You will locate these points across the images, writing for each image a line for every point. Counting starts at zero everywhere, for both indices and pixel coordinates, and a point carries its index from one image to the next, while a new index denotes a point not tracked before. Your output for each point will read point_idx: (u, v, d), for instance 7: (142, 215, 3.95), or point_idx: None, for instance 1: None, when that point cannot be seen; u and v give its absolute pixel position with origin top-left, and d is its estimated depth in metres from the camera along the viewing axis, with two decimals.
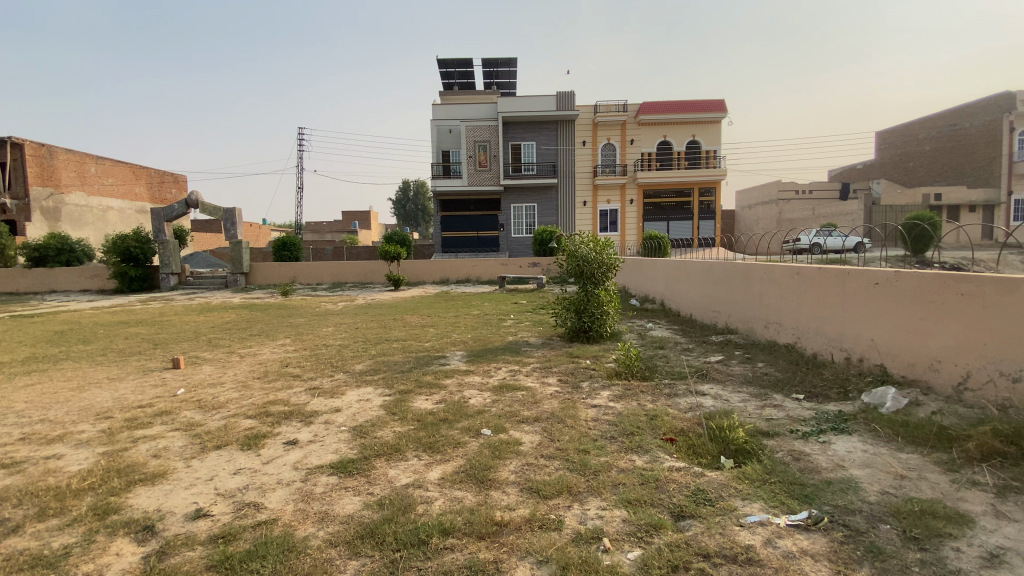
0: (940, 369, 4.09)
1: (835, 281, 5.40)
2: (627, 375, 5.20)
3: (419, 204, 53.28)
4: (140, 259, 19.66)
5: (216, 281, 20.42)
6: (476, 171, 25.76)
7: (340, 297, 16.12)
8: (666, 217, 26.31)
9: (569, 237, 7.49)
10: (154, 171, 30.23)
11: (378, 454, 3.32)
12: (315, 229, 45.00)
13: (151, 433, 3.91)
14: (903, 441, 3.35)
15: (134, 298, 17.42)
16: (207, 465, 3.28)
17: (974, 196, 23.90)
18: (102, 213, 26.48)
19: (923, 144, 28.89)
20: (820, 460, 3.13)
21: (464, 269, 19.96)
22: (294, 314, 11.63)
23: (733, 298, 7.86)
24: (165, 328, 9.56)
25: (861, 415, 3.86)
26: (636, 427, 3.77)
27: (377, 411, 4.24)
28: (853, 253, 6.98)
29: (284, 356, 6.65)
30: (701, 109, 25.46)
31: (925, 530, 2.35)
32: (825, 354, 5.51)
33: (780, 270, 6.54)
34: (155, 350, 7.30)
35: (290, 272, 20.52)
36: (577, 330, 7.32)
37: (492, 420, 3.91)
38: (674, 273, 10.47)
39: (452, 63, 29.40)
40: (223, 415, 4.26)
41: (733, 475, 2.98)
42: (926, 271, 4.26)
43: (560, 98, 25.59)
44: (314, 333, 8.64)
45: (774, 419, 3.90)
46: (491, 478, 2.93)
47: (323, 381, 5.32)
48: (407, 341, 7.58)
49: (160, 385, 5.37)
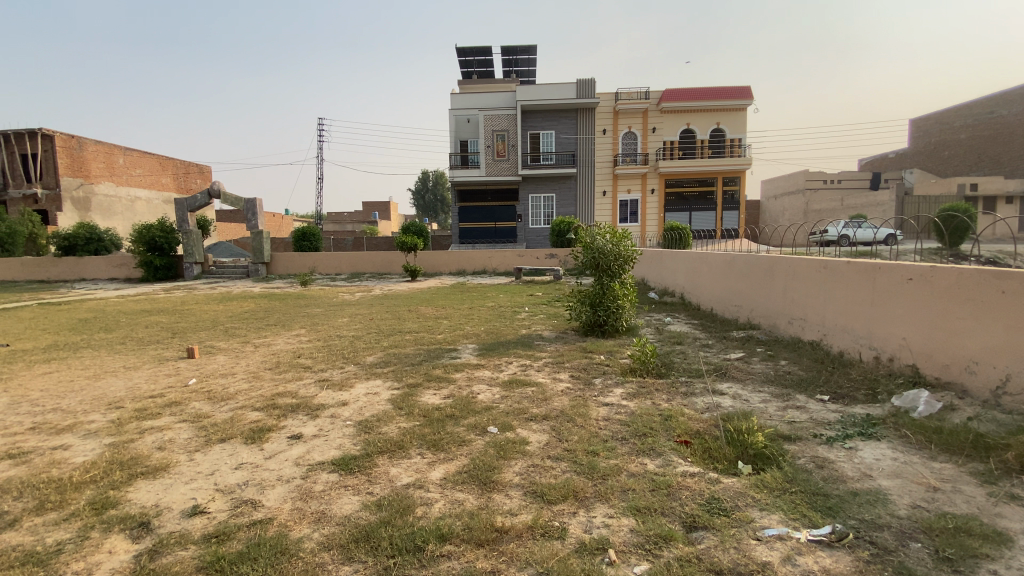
0: (977, 371, 3.82)
1: (865, 276, 5.13)
2: (642, 372, 5.03)
3: (437, 194, 53.54)
4: (164, 249, 20.05)
5: (238, 270, 20.71)
6: (494, 162, 25.37)
7: (357, 287, 16.24)
8: (688, 208, 25.78)
9: (587, 228, 7.29)
10: (180, 162, 30.79)
11: (382, 451, 3.24)
12: (336, 219, 45.49)
13: (159, 424, 3.91)
14: (937, 448, 3.11)
15: (159, 287, 17.81)
16: (210, 458, 3.26)
17: (1011, 186, 22.82)
18: (130, 203, 27.09)
19: (959, 132, 27.91)
20: (846, 469, 2.94)
21: (481, 260, 19.87)
22: (310, 304, 11.71)
23: (755, 292, 7.61)
24: (184, 317, 9.68)
25: (890, 419, 3.63)
26: (649, 427, 3.62)
27: (383, 405, 4.17)
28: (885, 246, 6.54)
29: (297, 347, 6.65)
30: (725, 96, 24.82)
31: (960, 549, 2.15)
32: (853, 353, 5.25)
33: (807, 264, 6.27)
34: (173, 339, 7.37)
35: (309, 262, 20.72)
36: (592, 324, 7.15)
37: (500, 417, 3.80)
38: (695, 266, 10.20)
39: (471, 51, 29.18)
40: (231, 407, 4.24)
41: (751, 483, 2.82)
42: (965, 265, 3.98)
43: (580, 85, 25.14)
44: (328, 324, 8.66)
45: (797, 422, 3.71)
46: (495, 479, 2.82)
47: (333, 373, 5.29)
48: (420, 333, 7.52)
49: (173, 375, 5.40)
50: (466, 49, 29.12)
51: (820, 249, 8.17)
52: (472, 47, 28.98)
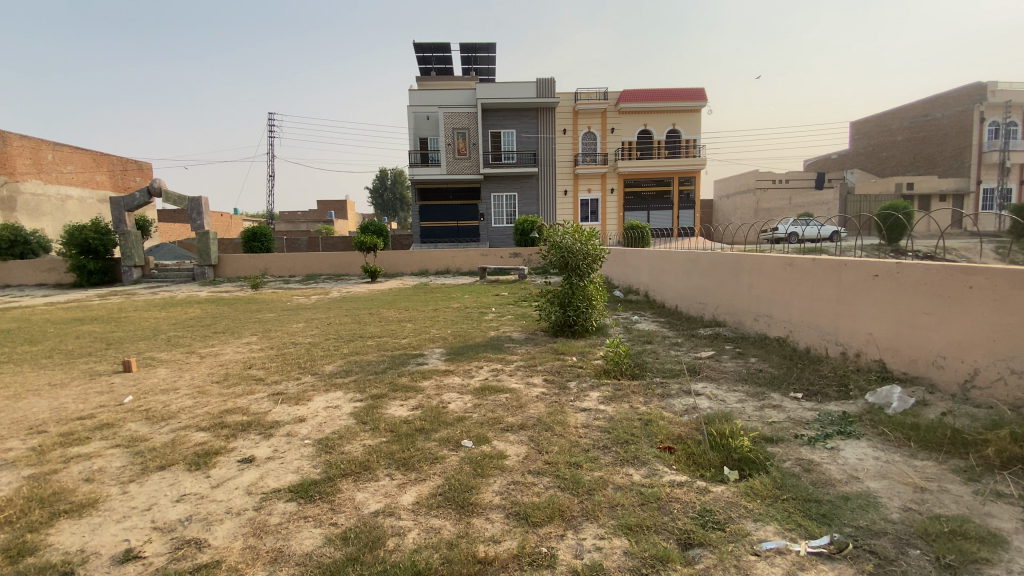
0: (944, 366, 3.88)
1: (830, 273, 5.19)
2: (616, 373, 4.91)
3: (396, 192, 52.57)
4: (100, 251, 18.63)
5: (183, 273, 19.50)
6: (454, 160, 24.93)
7: (314, 290, 15.59)
8: (646, 207, 26.22)
9: (553, 227, 7.13)
10: (117, 159, 28.74)
11: (346, 473, 2.94)
12: (290, 219, 43.81)
13: (87, 451, 3.45)
14: (916, 446, 3.11)
15: (93, 292, 16.48)
16: (146, 490, 2.87)
17: (944, 185, 24.85)
18: (61, 203, 25.07)
19: (895, 134, 29.69)
20: (832, 471, 2.87)
21: (444, 260, 19.49)
22: (263, 309, 11.06)
23: (720, 289, 7.65)
24: (121, 326, 8.90)
25: (866, 416, 3.64)
26: (630, 434, 3.47)
27: (345, 420, 3.85)
28: (832, 243, 6.78)
29: (248, 357, 6.18)
30: (681, 98, 25.38)
31: (960, 555, 2.07)
32: (820, 349, 5.31)
33: (771, 261, 6.33)
34: (107, 351, 6.72)
35: (261, 264, 19.73)
36: (562, 324, 7.01)
37: (474, 429, 3.56)
38: (659, 264, 10.27)
39: (430, 47, 28.67)
40: (172, 428, 3.81)
41: (740, 491, 2.69)
42: (931, 262, 4.03)
43: (541, 85, 25.04)
44: (283, 330, 8.15)
45: (777, 422, 3.65)
46: (474, 502, 2.58)
47: (289, 385, 4.89)
48: (382, 338, 7.17)
49: (107, 392, 4.85)
50: (424, 45, 28.56)
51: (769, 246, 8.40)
52: (429, 43, 28.43)
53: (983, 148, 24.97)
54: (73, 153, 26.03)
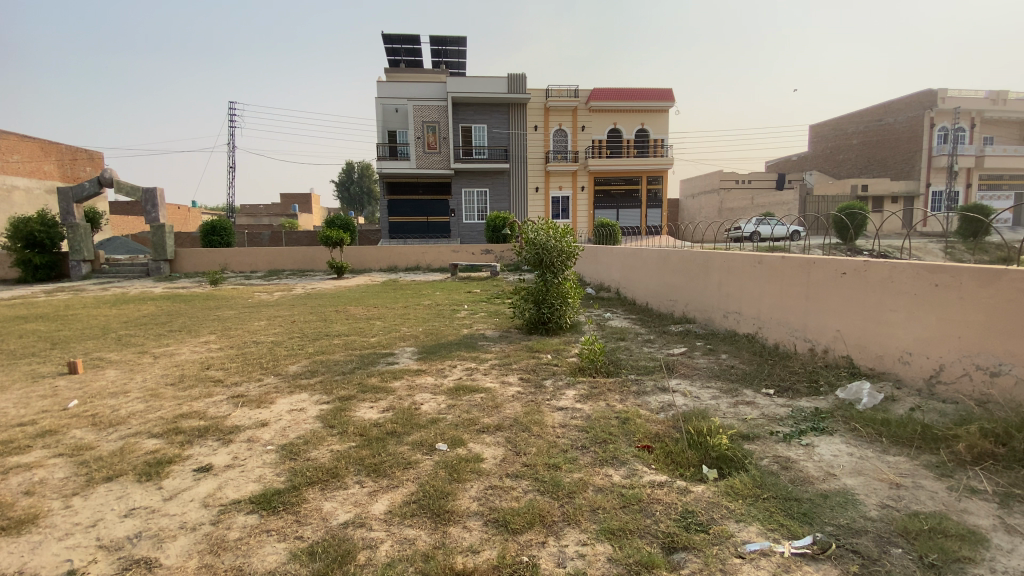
0: (910, 361, 3.99)
1: (799, 271, 5.27)
2: (591, 371, 4.85)
3: (364, 186, 51.54)
4: (46, 245, 17.49)
5: (136, 269, 18.51)
6: (424, 154, 24.46)
7: (277, 286, 15.05)
8: (616, 205, 26.50)
9: (526, 223, 7.03)
10: (65, 147, 27.00)
11: (312, 482, 2.77)
12: (251, 213, 42.32)
13: (27, 460, 3.13)
14: (887, 442, 3.20)
15: (37, 288, 15.42)
16: (91, 504, 2.61)
17: (896, 187, 26.18)
18: (5, 193, 23.32)
19: (851, 138, 30.86)
20: (810, 468, 2.88)
21: (414, 257, 19.18)
22: (223, 306, 10.54)
23: (690, 287, 7.73)
24: (69, 325, 8.28)
25: (838, 412, 3.70)
26: (608, 433, 3.40)
27: (311, 424, 3.65)
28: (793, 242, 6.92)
29: (206, 357, 5.83)
30: (650, 99, 25.69)
31: (942, 553, 2.09)
32: (788, 345, 5.40)
33: (740, 258, 6.41)
34: (52, 352, 6.23)
35: (220, 259, 18.97)
36: (536, 321, 6.92)
37: (448, 431, 3.44)
38: (630, 262, 10.31)
39: (399, 38, 28.07)
40: (121, 434, 3.52)
41: (720, 490, 2.66)
42: (899, 260, 4.12)
43: (513, 80, 24.84)
44: (245, 329, 7.77)
45: (751, 419, 3.66)
46: (450, 509, 2.46)
47: (250, 387, 4.63)
48: (350, 336, 6.91)
49: (51, 395, 4.46)
50: (394, 37, 27.94)
51: (733, 245, 8.52)
52: (400, 34, 27.85)
53: (933, 151, 26.40)
54: (18, 141, 24.40)
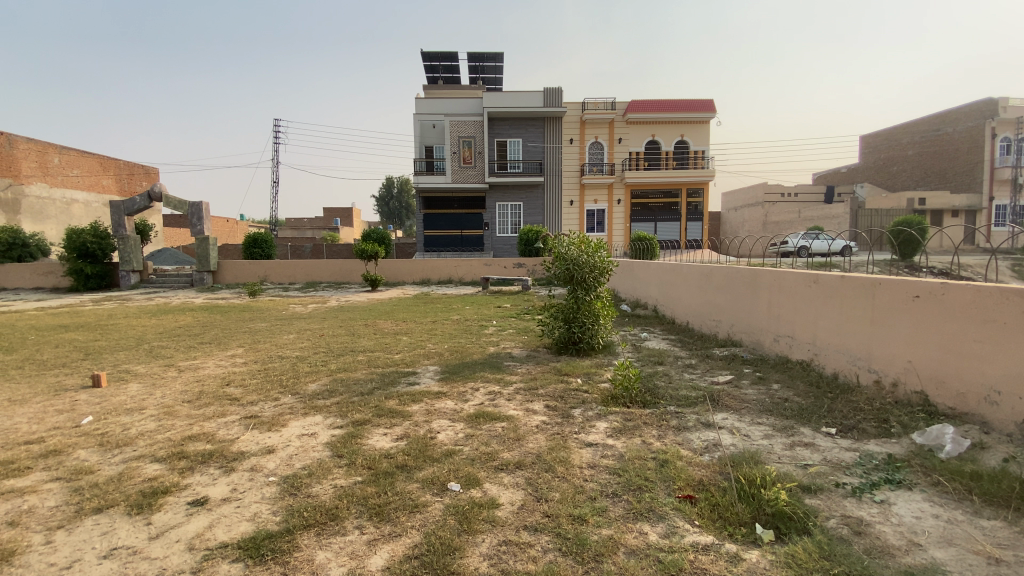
0: (998, 402, 3.43)
1: (861, 291, 4.71)
2: (625, 401, 4.42)
3: (402, 201, 52.62)
4: (97, 256, 18.35)
5: (182, 279, 19.18)
6: (460, 168, 24.61)
7: (311, 298, 15.24)
8: (653, 218, 25.81)
9: (557, 237, 6.68)
10: (123, 163, 28.56)
11: (309, 525, 2.49)
12: (295, 226, 43.83)
13: (22, 485, 2.99)
14: (979, 501, 2.67)
15: (89, 297, 16.17)
16: (72, 541, 2.40)
17: (957, 201, 24.35)
18: (65, 206, 24.74)
19: (906, 149, 29.06)
20: (887, 536, 2.40)
21: (446, 270, 19.12)
22: (256, 318, 10.64)
23: (735, 306, 7.18)
24: (107, 334, 8.48)
25: (915, 460, 3.17)
26: (643, 479, 2.98)
27: (320, 452, 3.40)
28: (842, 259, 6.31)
29: (227, 372, 5.73)
30: (690, 110, 25.02)
31: None
32: (849, 375, 4.83)
33: (792, 276, 5.85)
34: (83, 363, 6.30)
35: (260, 271, 19.48)
36: (566, 341, 6.55)
37: (463, 467, 3.10)
38: (670, 278, 9.78)
39: (439, 56, 28.58)
40: (125, 458, 3.36)
41: (778, 560, 2.22)
42: (984, 284, 3.56)
43: (549, 94, 24.75)
44: (272, 342, 7.72)
45: (810, 465, 3.17)
46: (455, 570, 2.13)
47: (265, 407, 4.45)
48: (374, 353, 6.73)
49: (66, 411, 4.38)
50: (433, 54, 28.47)
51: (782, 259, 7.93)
52: (438, 52, 28.31)
53: (996, 163, 24.64)
54: (80, 157, 25.92)
